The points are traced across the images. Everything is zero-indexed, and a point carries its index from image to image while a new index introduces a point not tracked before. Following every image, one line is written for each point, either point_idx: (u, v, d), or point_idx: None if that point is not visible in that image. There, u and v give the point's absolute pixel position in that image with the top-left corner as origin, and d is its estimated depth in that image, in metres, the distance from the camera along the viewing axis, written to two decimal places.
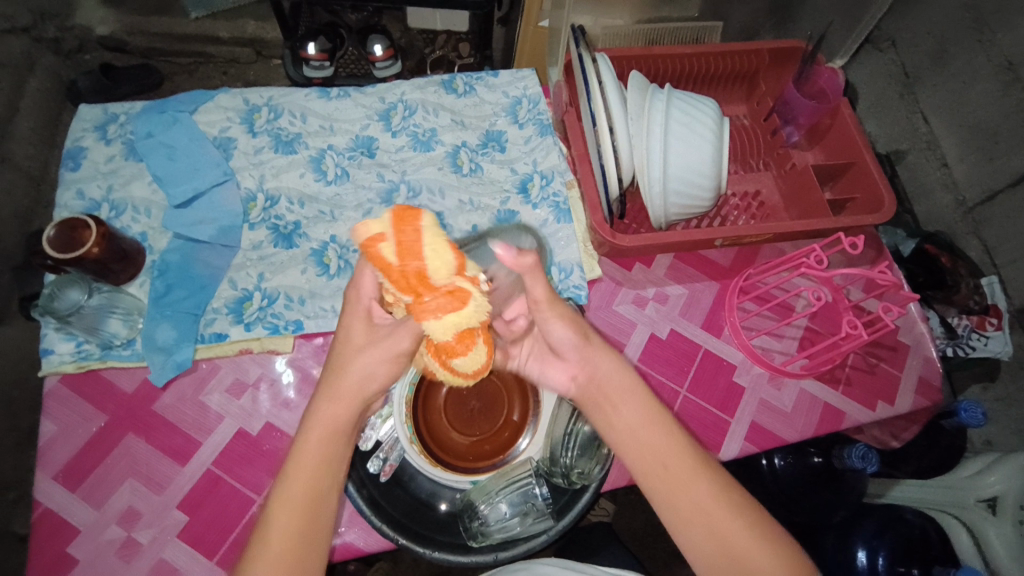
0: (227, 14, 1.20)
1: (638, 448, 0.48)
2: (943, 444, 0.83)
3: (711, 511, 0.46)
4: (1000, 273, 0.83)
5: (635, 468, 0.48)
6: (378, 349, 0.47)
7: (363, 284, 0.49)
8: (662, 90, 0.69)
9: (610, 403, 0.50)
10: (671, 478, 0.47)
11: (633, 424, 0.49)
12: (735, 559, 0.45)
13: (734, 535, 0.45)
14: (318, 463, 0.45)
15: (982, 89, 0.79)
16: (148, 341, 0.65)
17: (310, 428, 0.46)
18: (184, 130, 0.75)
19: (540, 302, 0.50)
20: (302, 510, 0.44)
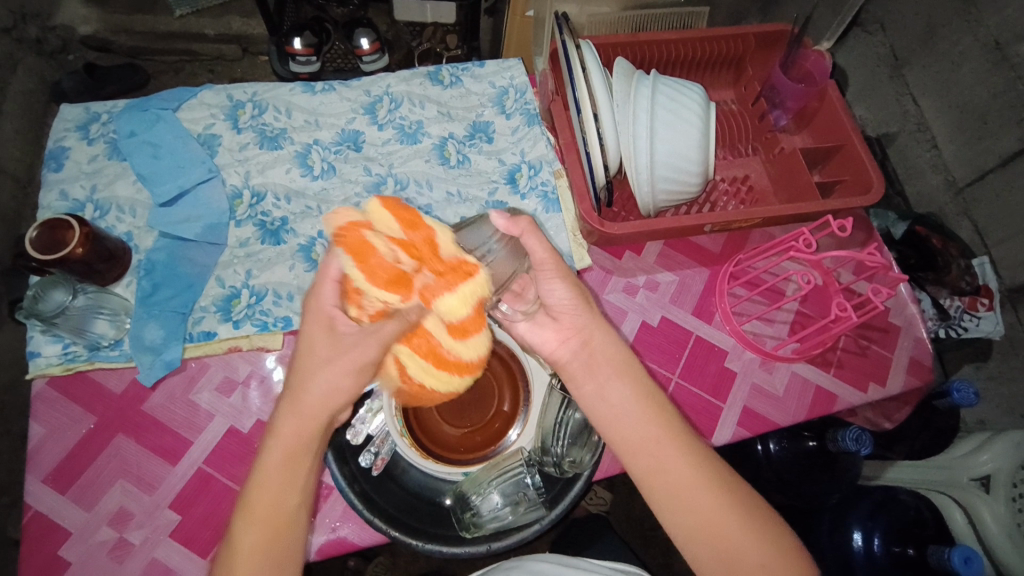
0: (213, 11, 1.20)
1: (636, 446, 0.48)
2: (936, 426, 0.83)
3: (708, 506, 0.46)
4: (991, 253, 0.84)
5: (631, 465, 0.48)
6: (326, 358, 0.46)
7: (325, 293, 0.47)
8: (647, 76, 0.68)
9: (607, 394, 0.50)
10: (668, 476, 0.47)
11: (630, 423, 0.48)
12: (729, 557, 0.45)
13: (729, 528, 0.45)
14: (281, 480, 0.45)
15: (970, 70, 0.79)
16: (137, 341, 0.65)
17: (273, 443, 0.46)
18: (167, 127, 0.75)
19: (543, 264, 0.51)
20: (269, 525, 0.45)
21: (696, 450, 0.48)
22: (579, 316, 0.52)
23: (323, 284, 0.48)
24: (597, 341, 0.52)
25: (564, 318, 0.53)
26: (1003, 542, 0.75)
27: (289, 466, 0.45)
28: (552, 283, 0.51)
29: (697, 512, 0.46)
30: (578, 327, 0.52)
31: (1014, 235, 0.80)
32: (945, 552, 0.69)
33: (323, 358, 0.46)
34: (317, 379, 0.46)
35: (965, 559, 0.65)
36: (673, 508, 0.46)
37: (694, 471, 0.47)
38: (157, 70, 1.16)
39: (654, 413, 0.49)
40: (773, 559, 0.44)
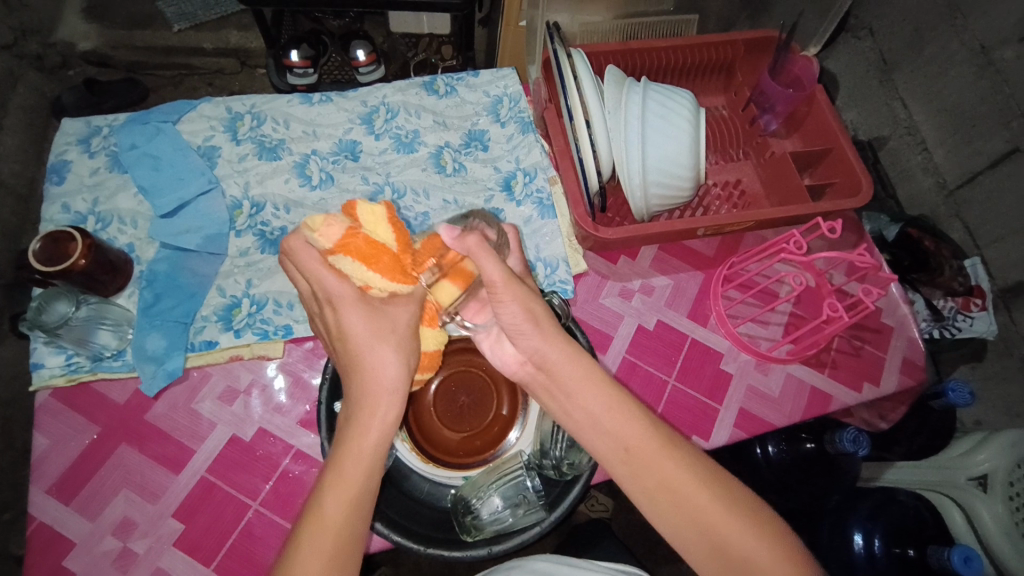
0: (210, 25, 1.21)
1: (614, 452, 0.48)
2: (932, 424, 0.83)
3: (692, 508, 0.45)
4: (983, 253, 0.85)
5: (616, 470, 0.48)
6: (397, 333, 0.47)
7: (331, 282, 0.46)
8: (638, 83, 0.70)
9: (580, 406, 0.48)
10: (643, 465, 0.47)
11: (608, 433, 0.48)
12: (714, 539, 0.45)
13: (721, 525, 0.45)
14: (368, 450, 0.45)
15: (957, 74, 0.81)
16: (139, 351, 0.66)
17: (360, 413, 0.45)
18: (167, 140, 0.76)
19: (495, 286, 0.47)
20: (358, 493, 0.43)
21: (677, 450, 0.47)
22: (530, 338, 0.49)
23: (320, 275, 0.46)
24: (554, 363, 0.49)
25: (517, 340, 0.50)
26: (1002, 541, 0.75)
27: (374, 436, 0.45)
28: (503, 306, 0.48)
29: (683, 512, 0.46)
30: (529, 351, 0.50)
31: (1003, 236, 0.81)
32: (945, 552, 0.69)
33: (378, 332, 0.47)
34: (382, 349, 0.46)
35: (965, 559, 0.65)
36: (658, 510, 0.47)
37: (675, 471, 0.46)
38: (156, 84, 1.18)
39: (630, 417, 0.48)
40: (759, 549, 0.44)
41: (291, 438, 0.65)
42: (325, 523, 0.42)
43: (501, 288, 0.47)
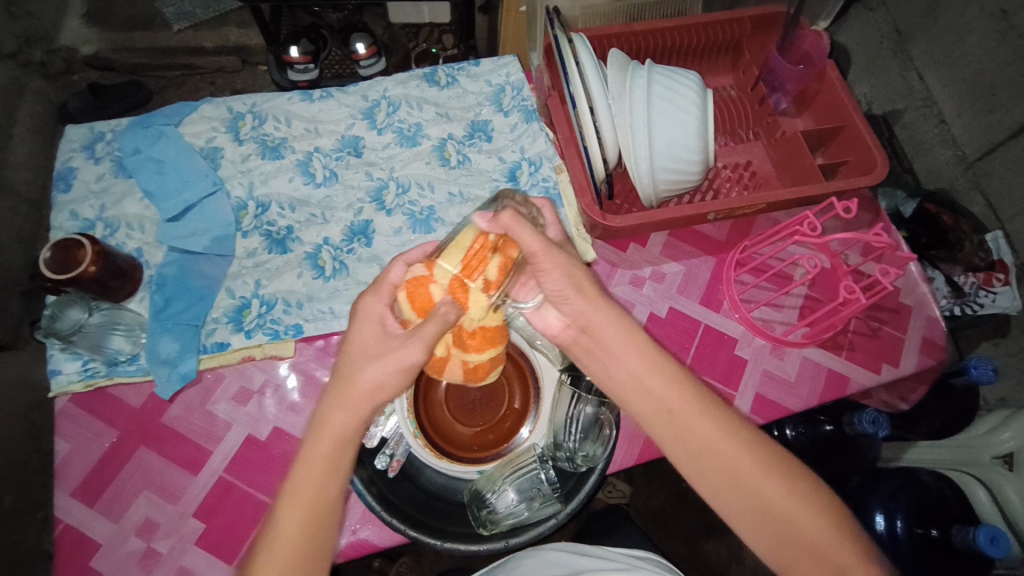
0: (210, 24, 1.22)
1: (651, 413, 0.48)
2: (954, 404, 0.81)
3: (731, 468, 0.46)
4: (1005, 227, 0.82)
5: (652, 433, 0.49)
6: (385, 360, 0.46)
7: (382, 295, 0.50)
8: (643, 66, 0.68)
9: (624, 366, 0.49)
10: (676, 421, 0.47)
11: (646, 393, 0.49)
12: (747, 495, 0.46)
13: (751, 477, 0.46)
14: (322, 463, 0.45)
15: (976, 41, 0.78)
16: (153, 355, 0.66)
17: (321, 435, 0.45)
18: (171, 143, 0.76)
19: (536, 257, 0.49)
20: (318, 514, 0.44)
21: (716, 413, 0.48)
22: (574, 304, 0.50)
23: (380, 289, 0.51)
24: (597, 325, 0.49)
25: (560, 305, 0.51)
26: None
27: (330, 458, 0.45)
28: (546, 275, 0.49)
29: (722, 472, 0.46)
30: (573, 315, 0.50)
31: None
32: (970, 532, 0.68)
33: (374, 352, 0.47)
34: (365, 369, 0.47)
35: (991, 538, 0.64)
36: (696, 471, 0.47)
37: (718, 433, 0.47)
38: (160, 85, 1.18)
39: (667, 378, 0.49)
40: (790, 501, 0.45)
41: None
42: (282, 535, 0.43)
43: (542, 258, 0.49)
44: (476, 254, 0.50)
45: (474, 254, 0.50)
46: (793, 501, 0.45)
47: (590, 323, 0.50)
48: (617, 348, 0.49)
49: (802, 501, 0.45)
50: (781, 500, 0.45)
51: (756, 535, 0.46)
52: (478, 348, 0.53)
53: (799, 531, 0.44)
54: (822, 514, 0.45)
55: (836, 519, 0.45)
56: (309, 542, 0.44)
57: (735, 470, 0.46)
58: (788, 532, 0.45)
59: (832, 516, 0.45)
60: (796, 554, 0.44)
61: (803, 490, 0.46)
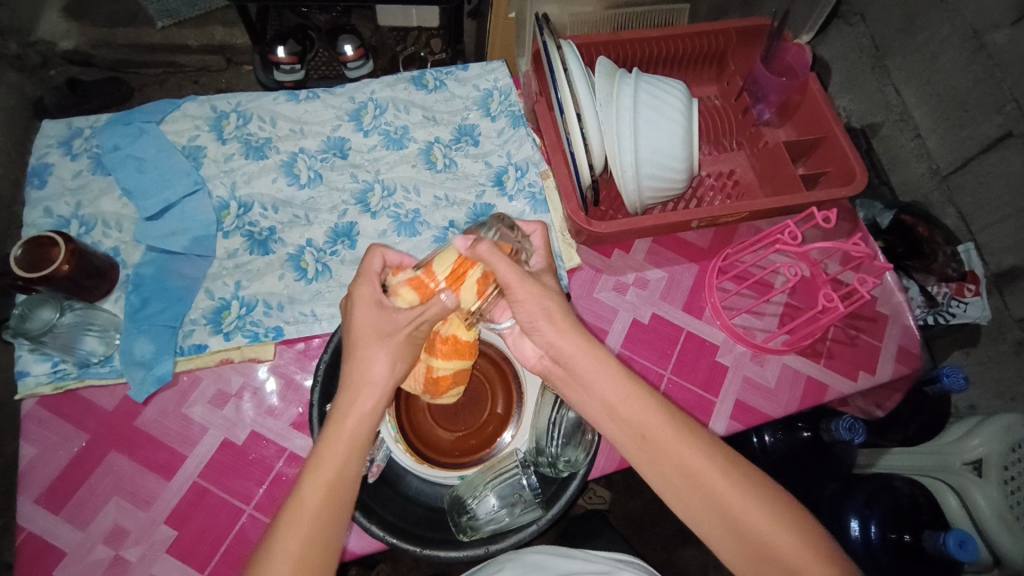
0: (194, 22, 1.20)
1: (624, 437, 0.49)
2: (928, 410, 0.84)
3: (703, 487, 0.46)
4: (976, 239, 0.84)
5: (627, 454, 0.49)
6: (392, 337, 0.48)
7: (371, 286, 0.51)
8: (629, 74, 0.69)
9: (598, 395, 0.49)
10: (648, 443, 0.48)
11: (619, 417, 0.49)
12: (720, 514, 0.46)
13: (724, 496, 0.46)
14: (348, 438, 0.46)
15: (949, 59, 0.80)
16: (127, 356, 0.65)
17: (346, 412, 0.47)
18: (151, 140, 0.74)
19: (512, 287, 0.49)
20: (338, 488, 0.44)
21: (689, 433, 0.48)
22: (546, 333, 0.50)
23: (367, 276, 0.51)
24: (569, 353, 0.50)
25: (532, 334, 0.51)
26: (996, 525, 0.76)
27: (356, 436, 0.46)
28: (520, 304, 0.50)
29: (694, 491, 0.47)
30: (545, 345, 0.51)
31: (997, 220, 0.81)
32: (940, 537, 0.69)
33: (381, 334, 0.49)
34: (376, 350, 0.48)
35: (960, 543, 0.66)
36: (669, 491, 0.48)
37: (688, 452, 0.47)
38: (140, 82, 1.18)
39: (636, 405, 0.48)
40: (763, 521, 0.45)
41: (284, 441, 0.64)
42: (301, 508, 0.43)
43: (518, 288, 0.49)
44: (461, 265, 0.50)
45: (460, 265, 0.50)
46: (766, 518, 0.45)
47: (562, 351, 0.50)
48: (590, 372, 0.49)
49: (776, 518, 0.45)
50: (755, 518, 0.45)
51: (731, 552, 0.46)
52: (446, 356, 0.54)
53: (773, 549, 0.45)
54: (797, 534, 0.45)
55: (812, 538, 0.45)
56: (330, 512, 0.44)
57: (707, 489, 0.46)
58: (761, 548, 0.45)
59: (805, 531, 0.45)
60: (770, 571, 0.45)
61: (777, 506, 0.46)
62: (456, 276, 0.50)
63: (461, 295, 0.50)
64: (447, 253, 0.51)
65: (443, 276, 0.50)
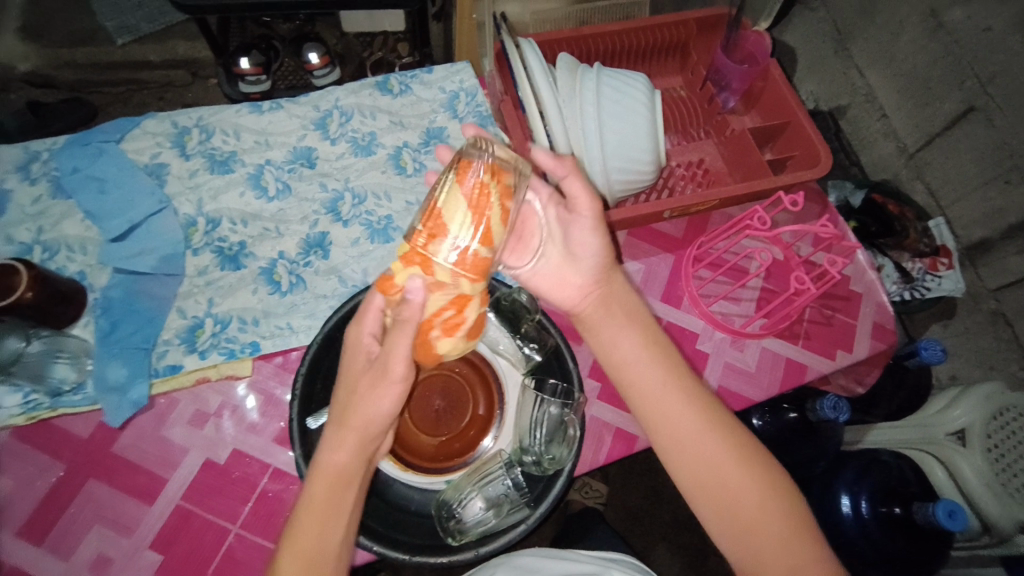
0: (154, 37, 1.19)
1: (647, 388, 0.53)
2: (909, 385, 0.86)
3: (705, 449, 0.50)
4: (947, 214, 0.86)
5: (637, 403, 0.53)
6: (364, 392, 0.47)
7: (368, 322, 0.50)
8: (592, 69, 0.69)
9: (620, 343, 0.55)
10: (662, 398, 0.52)
11: (640, 369, 0.53)
12: (716, 476, 0.49)
13: (722, 462, 0.50)
14: (320, 501, 0.46)
15: (909, 39, 0.82)
16: (100, 382, 0.63)
17: (316, 476, 0.47)
18: (112, 160, 0.73)
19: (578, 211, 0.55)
20: (313, 554, 0.45)
21: (698, 398, 0.52)
22: (600, 266, 0.57)
23: (365, 318, 0.50)
24: (613, 297, 0.57)
25: (584, 270, 0.57)
26: (983, 492, 0.76)
27: (329, 500, 0.46)
28: (586, 235, 0.55)
29: (696, 450, 0.50)
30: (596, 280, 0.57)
31: (964, 193, 0.82)
32: (929, 507, 0.70)
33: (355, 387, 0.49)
34: (354, 405, 0.48)
35: (949, 513, 0.67)
36: (674, 452, 0.51)
37: (696, 414, 0.51)
38: (104, 101, 1.17)
39: (659, 364, 0.53)
40: (751, 489, 0.49)
41: (268, 457, 0.63)
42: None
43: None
44: (476, 204, 0.47)
45: (474, 206, 0.47)
46: (755, 488, 0.49)
47: (609, 288, 0.57)
48: (631, 302, 0.57)
49: (762, 489, 0.49)
50: (746, 486, 0.49)
51: (715, 516, 0.50)
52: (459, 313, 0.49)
53: (757, 517, 0.48)
54: (788, 520, 0.48)
55: (794, 521, 0.48)
56: None
57: (707, 450, 0.50)
58: (746, 515, 0.48)
59: (785, 502, 0.49)
60: (751, 538, 0.48)
61: (768, 479, 0.50)
62: (479, 211, 0.47)
63: (493, 231, 0.47)
64: (452, 200, 0.47)
65: (468, 220, 0.47)
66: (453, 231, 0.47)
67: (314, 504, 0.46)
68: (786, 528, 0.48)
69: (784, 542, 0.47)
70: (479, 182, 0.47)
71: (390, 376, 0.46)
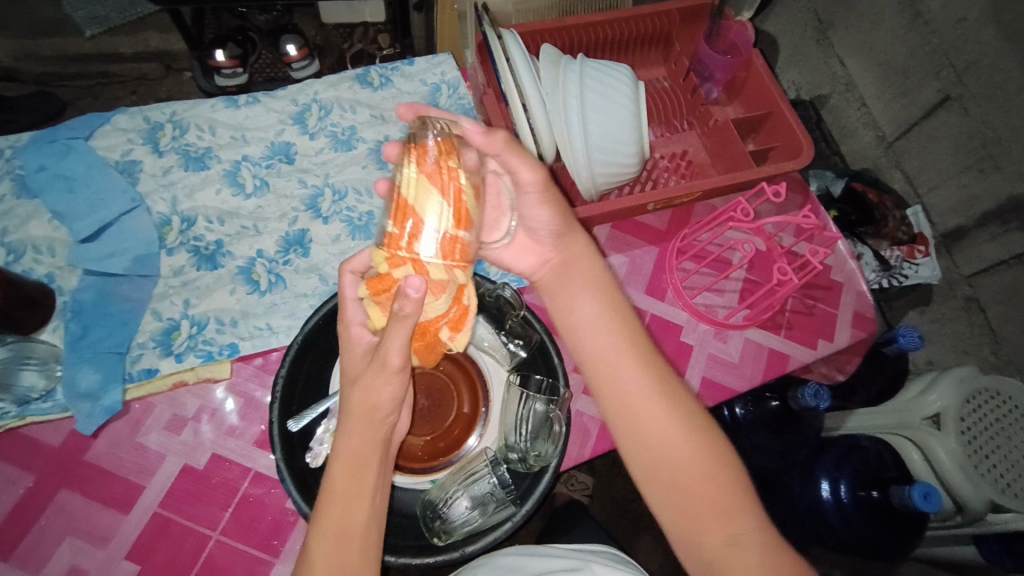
0: (126, 28, 1.14)
1: (602, 353, 0.52)
2: (887, 370, 0.88)
3: (651, 416, 0.50)
4: (924, 202, 0.87)
5: (590, 369, 0.53)
6: (364, 381, 0.46)
7: (351, 313, 0.50)
8: (576, 60, 0.68)
9: (580, 309, 0.54)
10: (616, 364, 0.52)
11: (597, 335, 0.53)
12: (661, 443, 0.49)
13: (666, 430, 0.49)
14: (339, 487, 0.46)
15: (888, 28, 0.82)
16: (70, 389, 0.61)
17: (333, 463, 0.47)
18: (80, 158, 0.70)
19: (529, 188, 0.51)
20: (343, 541, 0.45)
21: (651, 366, 0.52)
22: (555, 240, 0.56)
23: (348, 307, 0.51)
24: (574, 266, 0.56)
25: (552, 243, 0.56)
26: (957, 474, 0.77)
27: (348, 485, 0.46)
28: (540, 211, 0.53)
29: (642, 416, 0.50)
30: (558, 253, 0.56)
31: (941, 181, 0.84)
32: (905, 490, 0.71)
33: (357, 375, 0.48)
34: (360, 390, 0.47)
35: (924, 495, 0.68)
36: (624, 427, 0.50)
37: (647, 381, 0.51)
38: (73, 95, 1.14)
39: (615, 331, 0.53)
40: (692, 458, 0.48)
41: (248, 461, 0.62)
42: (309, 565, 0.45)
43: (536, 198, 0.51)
44: (451, 192, 0.44)
45: (450, 193, 0.43)
46: (697, 456, 0.48)
47: (571, 260, 0.56)
48: (597, 272, 0.56)
49: (703, 460, 0.48)
50: (689, 453, 0.48)
51: (655, 484, 0.49)
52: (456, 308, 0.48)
53: (697, 485, 0.47)
54: (731, 492, 0.47)
55: (733, 493, 0.48)
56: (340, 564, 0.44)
57: (655, 417, 0.50)
58: (687, 484, 0.48)
59: (728, 473, 0.48)
60: (688, 508, 0.47)
61: (712, 450, 0.49)
62: (455, 197, 0.44)
63: (470, 213, 0.44)
64: (421, 190, 0.43)
65: (447, 209, 0.43)
66: (432, 224, 0.43)
67: (335, 492, 0.46)
68: (727, 499, 0.47)
69: (723, 513, 0.47)
70: (448, 165, 0.44)
71: (389, 363, 0.45)
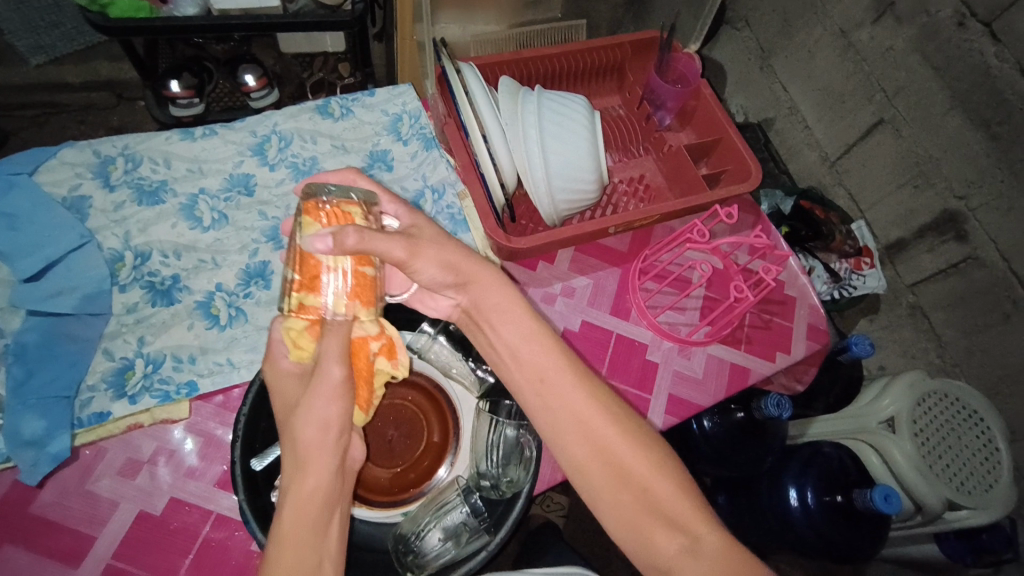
0: (74, 58, 1.13)
1: (533, 378, 0.54)
2: (843, 376, 0.90)
3: (589, 428, 0.51)
4: (866, 217, 0.93)
5: (524, 393, 0.54)
6: (309, 403, 0.48)
7: (277, 349, 0.52)
8: (532, 92, 0.70)
9: (505, 334, 0.55)
10: (548, 385, 0.53)
11: (524, 362, 0.54)
12: (603, 452, 0.50)
13: (607, 437, 0.50)
14: (291, 523, 0.44)
15: (824, 57, 0.88)
16: (13, 437, 0.58)
17: (284, 500, 0.46)
18: (24, 194, 0.67)
19: (406, 261, 0.51)
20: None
21: (582, 377, 0.53)
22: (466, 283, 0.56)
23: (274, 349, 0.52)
24: (481, 301, 0.56)
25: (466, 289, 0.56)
26: (913, 473, 0.81)
27: (302, 519, 0.44)
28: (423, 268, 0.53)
29: (581, 429, 0.51)
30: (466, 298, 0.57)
31: (880, 198, 0.89)
32: (866, 493, 0.74)
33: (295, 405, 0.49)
34: (302, 418, 0.47)
35: (885, 497, 0.71)
36: (568, 445, 0.51)
37: (580, 392, 0.52)
38: (18, 126, 1.07)
39: (545, 349, 0.54)
40: (635, 459, 0.49)
41: (209, 503, 0.59)
42: None
43: (411, 262, 0.51)
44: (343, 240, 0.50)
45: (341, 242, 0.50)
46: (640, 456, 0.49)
47: (477, 301, 0.57)
48: (500, 309, 0.56)
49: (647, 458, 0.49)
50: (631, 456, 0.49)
51: (609, 495, 0.49)
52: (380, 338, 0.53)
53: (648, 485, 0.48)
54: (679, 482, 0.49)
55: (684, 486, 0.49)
56: None
57: (593, 426, 0.51)
58: (638, 486, 0.48)
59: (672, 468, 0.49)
60: (643, 511, 0.48)
61: (653, 448, 0.50)
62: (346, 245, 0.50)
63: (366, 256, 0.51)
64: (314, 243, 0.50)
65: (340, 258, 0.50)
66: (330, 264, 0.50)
67: (286, 529, 0.44)
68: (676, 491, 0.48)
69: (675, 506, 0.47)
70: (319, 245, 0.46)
71: (332, 376, 0.48)
